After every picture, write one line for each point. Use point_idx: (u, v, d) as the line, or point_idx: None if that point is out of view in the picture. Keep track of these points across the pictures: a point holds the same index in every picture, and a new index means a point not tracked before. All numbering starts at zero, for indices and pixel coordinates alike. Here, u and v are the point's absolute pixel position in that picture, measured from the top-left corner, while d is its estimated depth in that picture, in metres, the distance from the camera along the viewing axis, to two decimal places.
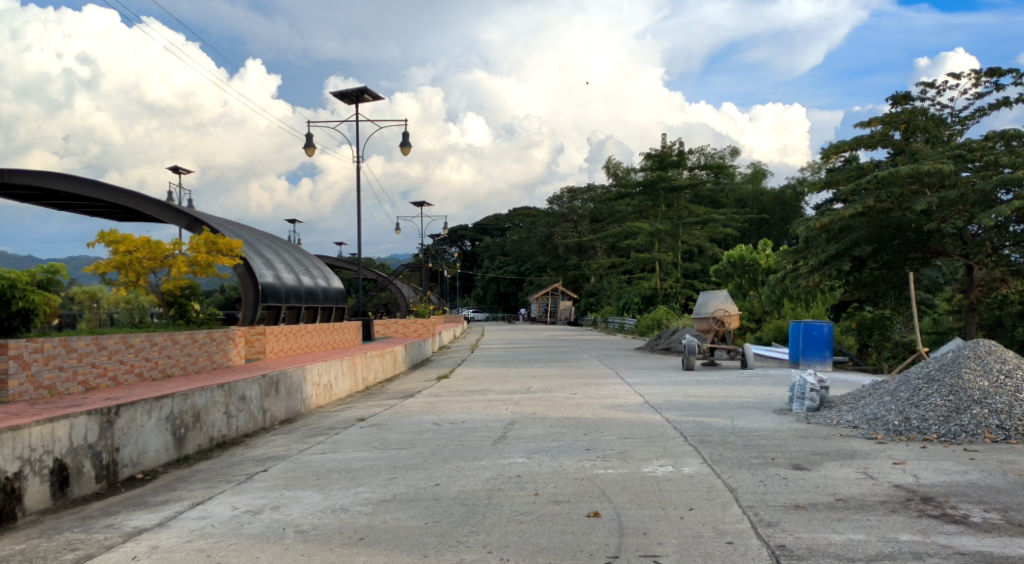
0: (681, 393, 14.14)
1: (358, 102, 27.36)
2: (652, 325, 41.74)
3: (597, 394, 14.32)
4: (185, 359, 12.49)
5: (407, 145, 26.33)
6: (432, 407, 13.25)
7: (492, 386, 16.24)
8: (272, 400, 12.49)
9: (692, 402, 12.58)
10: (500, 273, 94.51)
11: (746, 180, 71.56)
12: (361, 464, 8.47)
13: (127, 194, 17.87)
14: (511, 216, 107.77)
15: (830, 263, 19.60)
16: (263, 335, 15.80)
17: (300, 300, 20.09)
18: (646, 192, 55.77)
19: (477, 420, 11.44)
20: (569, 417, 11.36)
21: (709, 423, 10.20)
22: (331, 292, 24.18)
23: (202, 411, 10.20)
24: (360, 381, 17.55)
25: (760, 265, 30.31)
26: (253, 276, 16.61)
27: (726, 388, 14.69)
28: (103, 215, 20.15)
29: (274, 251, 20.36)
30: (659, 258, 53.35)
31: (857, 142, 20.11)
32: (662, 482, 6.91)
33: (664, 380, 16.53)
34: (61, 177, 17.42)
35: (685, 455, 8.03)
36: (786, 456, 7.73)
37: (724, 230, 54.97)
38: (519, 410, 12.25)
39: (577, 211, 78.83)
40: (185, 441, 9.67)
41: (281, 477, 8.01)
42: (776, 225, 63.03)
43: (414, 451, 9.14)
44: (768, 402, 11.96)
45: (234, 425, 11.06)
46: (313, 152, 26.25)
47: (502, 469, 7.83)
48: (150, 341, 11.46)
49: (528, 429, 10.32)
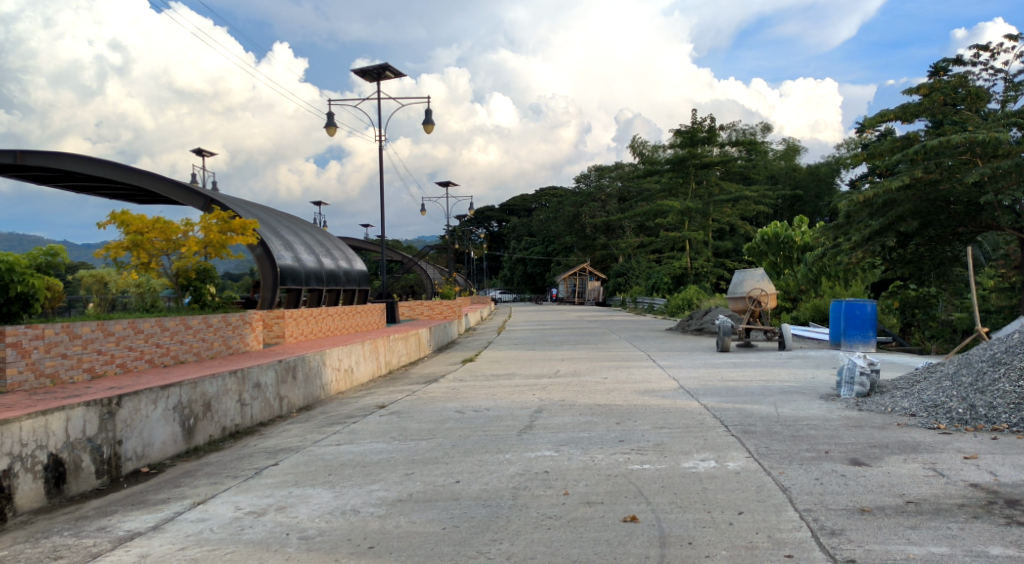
0: (718, 377, 13.43)
1: (380, 79, 26.77)
2: (683, 305, 40.94)
3: (629, 378, 13.66)
4: (199, 345, 12.03)
5: (430, 122, 25.71)
6: (456, 393, 12.68)
7: (519, 370, 15.64)
8: (289, 386, 12.00)
9: (731, 387, 11.86)
10: (528, 254, 93.86)
11: (779, 156, 70.03)
12: (378, 458, 7.89)
13: (145, 175, 17.47)
14: (538, 196, 106.95)
15: (874, 239, 18.59)
16: (281, 319, 15.31)
17: (322, 282, 19.63)
18: (676, 169, 54.65)
19: (502, 407, 10.85)
20: (601, 404, 10.71)
21: (751, 411, 9.49)
22: (354, 274, 23.67)
23: (213, 400, 9.71)
24: (383, 364, 17.09)
25: (795, 242, 29.36)
26: (272, 258, 16.19)
27: (765, 371, 13.95)
28: (122, 197, 19.81)
29: (294, 232, 19.91)
30: (689, 237, 52.39)
31: (903, 110, 19.01)
32: (705, 480, 6.24)
33: (698, 363, 15.82)
34: (75, 157, 17.01)
35: (728, 448, 7.35)
36: (842, 449, 7.02)
37: (756, 207, 53.75)
38: (547, 396, 11.63)
39: (605, 190, 77.82)
40: (195, 431, 9.19)
41: (292, 472, 7.47)
42: (810, 201, 61.62)
43: (435, 442, 8.56)
44: (813, 387, 11.20)
45: (249, 413, 10.59)
46: (335, 131, 25.78)
47: (529, 463, 7.23)
48: (161, 326, 10.99)
49: (557, 417, 9.71)
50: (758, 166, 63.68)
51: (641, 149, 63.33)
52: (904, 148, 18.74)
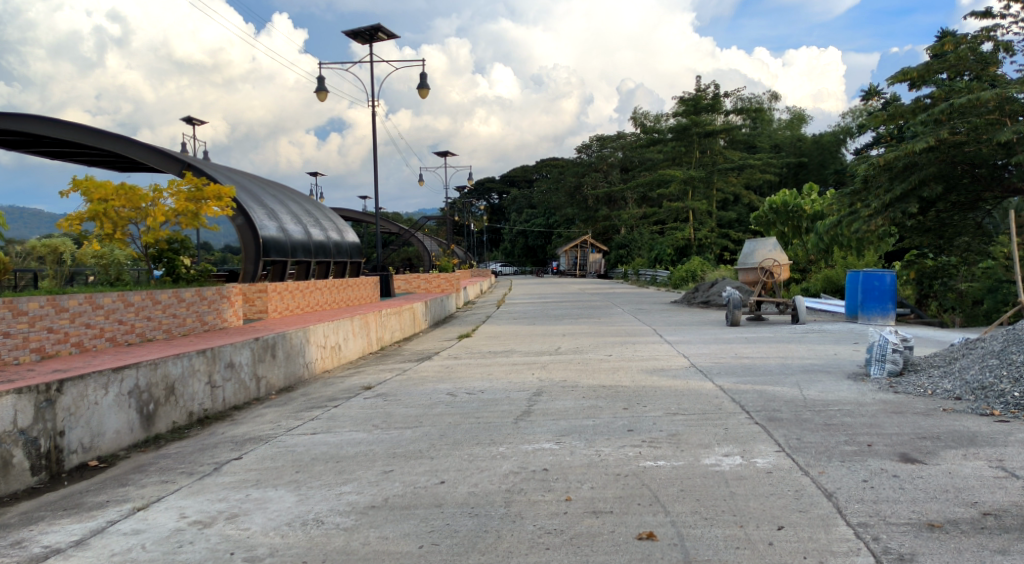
0: (732, 353, 12.48)
1: (372, 41, 25.58)
2: (687, 277, 39.92)
3: (636, 355, 12.72)
4: (170, 321, 11.07)
5: (425, 87, 24.54)
6: (449, 373, 11.75)
7: (517, 347, 14.68)
8: (267, 366, 11.07)
9: (747, 366, 10.92)
10: (529, 226, 92.76)
11: (783, 125, 68.62)
12: (354, 451, 6.93)
13: (120, 140, 16.41)
14: (539, 167, 105.58)
15: (895, 205, 17.40)
16: (264, 293, 14.36)
17: (310, 255, 18.65)
18: (679, 138, 53.39)
19: (498, 389, 9.91)
20: (607, 386, 9.78)
21: (773, 394, 8.53)
22: (346, 245, 22.63)
23: (177, 383, 8.76)
24: (374, 340, 16.16)
25: (805, 211, 28.28)
26: (254, 228, 15.23)
27: (782, 347, 13.00)
28: (100, 163, 18.80)
29: (280, 201, 18.87)
30: (692, 207, 51.34)
31: (926, 67, 17.76)
32: (731, 482, 5.29)
33: (709, 338, 14.88)
34: (43, 120, 15.90)
35: (754, 439, 6.39)
36: (887, 442, 6.06)
37: (762, 176, 52.55)
38: (547, 376, 10.70)
39: (607, 160, 76.46)
40: (156, 418, 8.26)
41: (255, 469, 6.51)
42: (814, 170, 60.47)
43: (420, 432, 7.61)
44: (838, 366, 10.24)
45: (220, 396, 9.66)
46: (325, 96, 24.66)
47: (525, 459, 6.29)
48: (124, 301, 10.03)
49: (557, 402, 8.76)
50: (762, 135, 62.43)
51: (642, 119, 61.98)
52: (928, 108, 17.60)
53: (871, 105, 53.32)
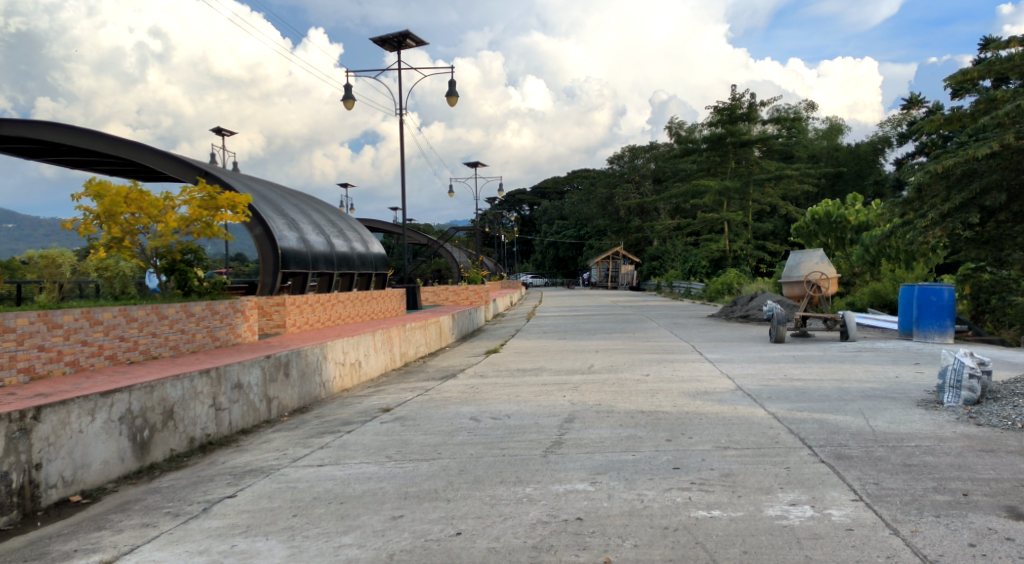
0: (781, 374, 11.49)
1: (399, 48, 25.00)
2: (722, 290, 38.82)
3: (676, 376, 11.82)
4: (177, 337, 10.40)
5: (454, 94, 23.89)
6: (473, 393, 10.92)
7: (548, 364, 13.82)
8: (280, 386, 10.36)
9: (799, 389, 9.95)
10: (560, 237, 91.95)
11: (819, 135, 67.20)
12: (362, 490, 6.12)
13: (137, 148, 15.89)
14: (570, 179, 104.86)
15: (953, 215, 16.29)
16: (282, 306, 13.70)
17: (332, 266, 18.00)
18: (713, 148, 52.33)
19: (525, 414, 9.06)
20: (646, 411, 8.90)
21: (836, 425, 7.57)
22: (371, 256, 21.96)
23: (177, 406, 8.05)
24: (397, 356, 15.42)
25: (849, 221, 27.14)
26: (273, 238, 14.60)
27: (835, 368, 12.00)
28: (120, 172, 18.35)
29: (303, 211, 18.24)
30: (728, 218, 50.17)
31: (987, 67, 16.62)
32: (804, 543, 4.38)
33: (753, 357, 13.90)
34: (57, 127, 15.44)
35: (823, 484, 5.46)
36: (987, 490, 5.11)
37: (799, 186, 51.21)
38: (579, 399, 9.84)
39: (640, 171, 75.51)
40: (151, 446, 7.55)
41: (249, 511, 5.74)
42: (852, 181, 58.93)
43: (437, 465, 6.79)
44: (903, 392, 9.23)
45: (226, 420, 8.95)
46: (351, 105, 24.12)
47: (556, 503, 5.44)
48: (126, 316, 9.37)
49: (590, 430, 7.90)
50: (798, 144, 61.07)
51: (677, 130, 60.94)
52: (989, 111, 16.48)
53: (913, 113, 51.84)
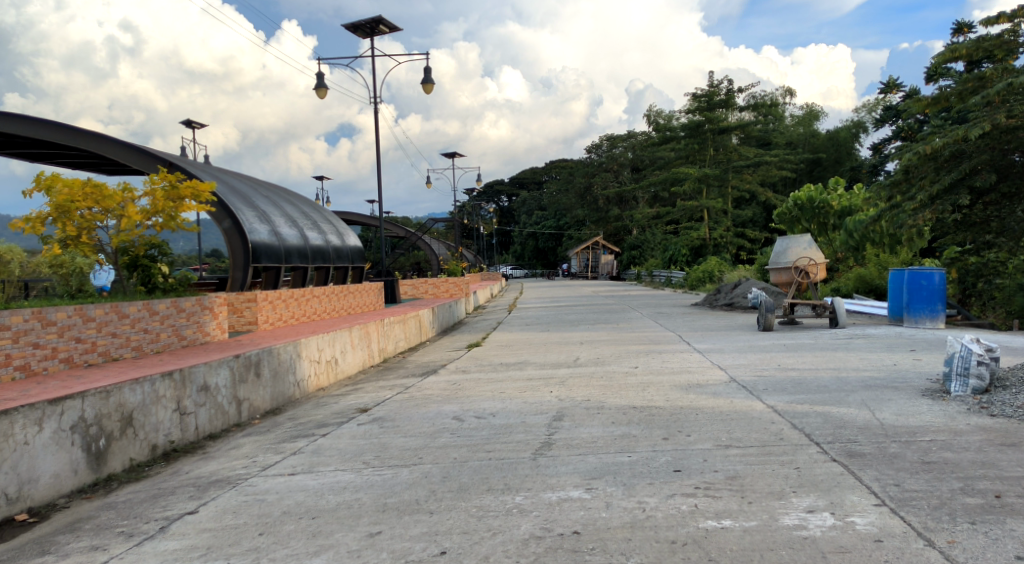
0: (774, 364, 11.08)
1: (373, 35, 24.34)
2: (704, 278, 38.56)
3: (665, 367, 11.38)
4: (140, 337, 9.79)
5: (430, 81, 23.28)
6: (456, 391, 10.41)
7: (532, 358, 13.34)
8: (251, 387, 9.80)
9: (796, 380, 9.52)
10: (540, 228, 91.51)
11: (797, 121, 67.16)
12: (337, 502, 5.60)
13: (97, 138, 15.16)
14: (548, 169, 104.43)
15: (943, 197, 16.00)
16: (253, 302, 13.10)
17: (307, 260, 17.38)
18: (692, 135, 52.03)
19: (512, 412, 8.57)
20: (639, 406, 8.43)
21: (841, 418, 7.14)
22: (347, 249, 21.34)
23: (137, 412, 7.46)
24: (375, 352, 14.88)
25: (832, 207, 26.90)
26: (242, 231, 13.99)
27: (829, 356, 11.63)
28: (84, 166, 17.59)
29: (275, 203, 17.61)
30: (708, 206, 49.90)
31: (976, 44, 16.10)
32: (829, 558, 3.95)
33: (743, 346, 13.51)
34: (10, 117, 14.65)
35: (839, 486, 5.03)
36: (1019, 491, 4.70)
37: (778, 172, 51.08)
38: (566, 395, 9.37)
39: (618, 160, 75.18)
40: (107, 456, 6.97)
41: (211, 529, 5.20)
42: (831, 167, 58.92)
43: (419, 472, 6.28)
44: (905, 381, 8.83)
45: (192, 425, 8.38)
46: (324, 93, 23.45)
47: (551, 514, 4.95)
48: (82, 316, 8.74)
49: (580, 429, 7.41)
50: (776, 131, 61.02)
51: (655, 118, 60.63)
52: (978, 90, 16.17)
53: (889, 99, 51.88)
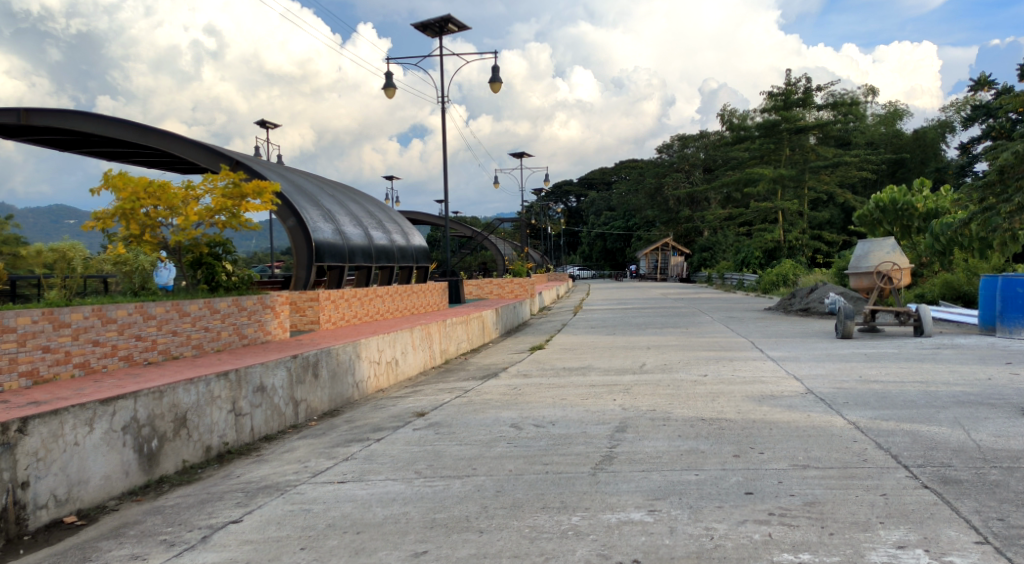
0: (855, 375, 10.40)
1: (441, 34, 24.28)
2: (778, 281, 37.34)
3: (736, 376, 10.82)
4: (201, 335, 9.80)
5: (498, 80, 23.07)
6: (516, 396, 10.09)
7: (596, 363, 12.92)
8: (308, 388, 9.68)
9: (880, 393, 8.87)
10: (608, 229, 90.61)
11: (878, 120, 64.64)
12: (383, 515, 5.34)
13: (168, 137, 15.39)
14: (618, 169, 103.37)
15: None
16: (315, 302, 13.06)
17: (371, 259, 17.34)
18: (767, 135, 50.57)
19: (572, 421, 8.21)
20: (708, 418, 7.94)
21: (932, 438, 6.52)
22: (412, 249, 21.27)
23: (191, 412, 7.39)
24: (437, 354, 14.69)
25: (917, 209, 25.61)
26: (306, 230, 13.97)
27: (915, 367, 10.88)
28: (158, 165, 17.97)
29: (340, 202, 17.63)
30: (783, 208, 48.38)
31: None
32: None
33: (820, 354, 12.81)
34: (85, 116, 15.01)
35: (935, 519, 4.50)
36: None
37: (858, 173, 49.17)
38: (630, 404, 8.95)
39: (689, 160, 73.82)
40: (159, 458, 6.90)
41: (252, 541, 4.99)
42: (915, 168, 56.47)
43: (472, 485, 5.97)
44: (1002, 398, 8.10)
45: (247, 426, 8.29)
46: (392, 93, 23.50)
47: (609, 539, 4.57)
48: (143, 314, 8.77)
49: (644, 442, 6.98)
50: (856, 130, 58.86)
51: (729, 117, 59.19)
52: None
53: (979, 96, 49.35)
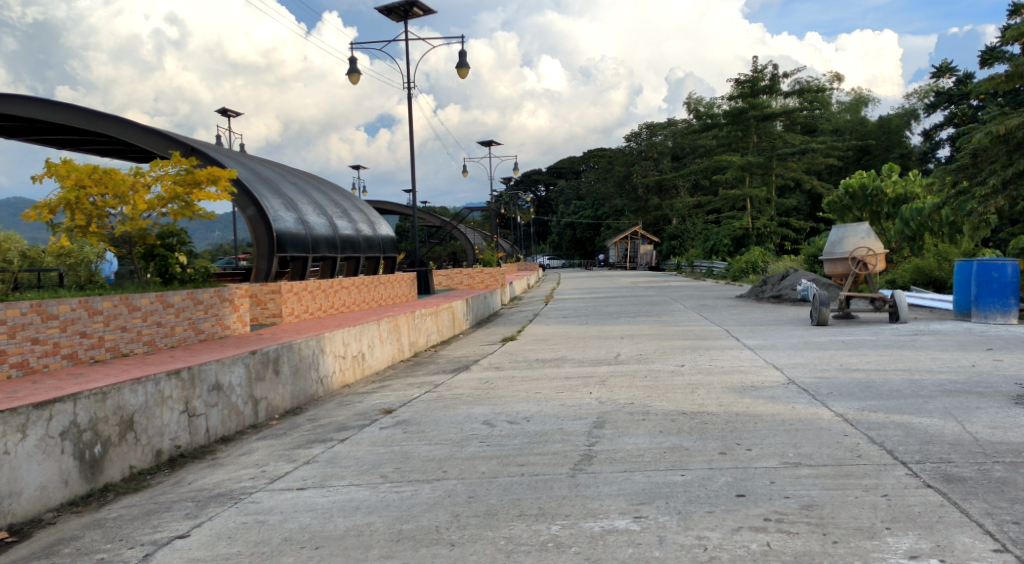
0: (836, 363, 10.13)
1: (406, 18, 23.64)
2: (747, 268, 37.32)
3: (715, 366, 10.50)
4: (152, 331, 9.22)
5: (466, 65, 22.52)
6: (488, 390, 9.66)
7: (570, 353, 12.54)
8: (268, 385, 9.16)
9: (863, 382, 8.59)
10: (577, 218, 90.42)
11: (844, 107, 65.07)
12: (347, 526, 4.89)
13: (119, 123, 14.66)
14: (586, 157, 103.17)
15: (1017, 182, 14.79)
16: (277, 294, 12.51)
17: (336, 250, 16.79)
18: (735, 122, 50.52)
19: (548, 416, 7.81)
20: (689, 412, 7.59)
21: (925, 430, 6.22)
22: (379, 239, 20.72)
23: (139, 414, 6.85)
24: (405, 346, 14.21)
25: (886, 194, 25.62)
26: (267, 219, 13.39)
27: (895, 354, 10.65)
28: (111, 153, 17.23)
29: (303, 190, 17.03)
30: (751, 195, 48.44)
31: None
32: None
33: (797, 342, 12.55)
34: (29, 101, 14.21)
35: (945, 524, 4.17)
36: None
37: (825, 160, 49.38)
38: (607, 397, 8.57)
39: (657, 148, 73.79)
40: (103, 464, 6.36)
41: (200, 559, 4.52)
42: (879, 155, 56.94)
43: (443, 490, 5.54)
44: (990, 386, 7.85)
45: (202, 427, 7.76)
46: (356, 78, 22.83)
47: (594, 552, 4.17)
48: (89, 309, 8.18)
49: (624, 439, 6.59)
50: (822, 118, 59.16)
51: (696, 105, 59.19)
52: None
53: (942, 83, 49.80)
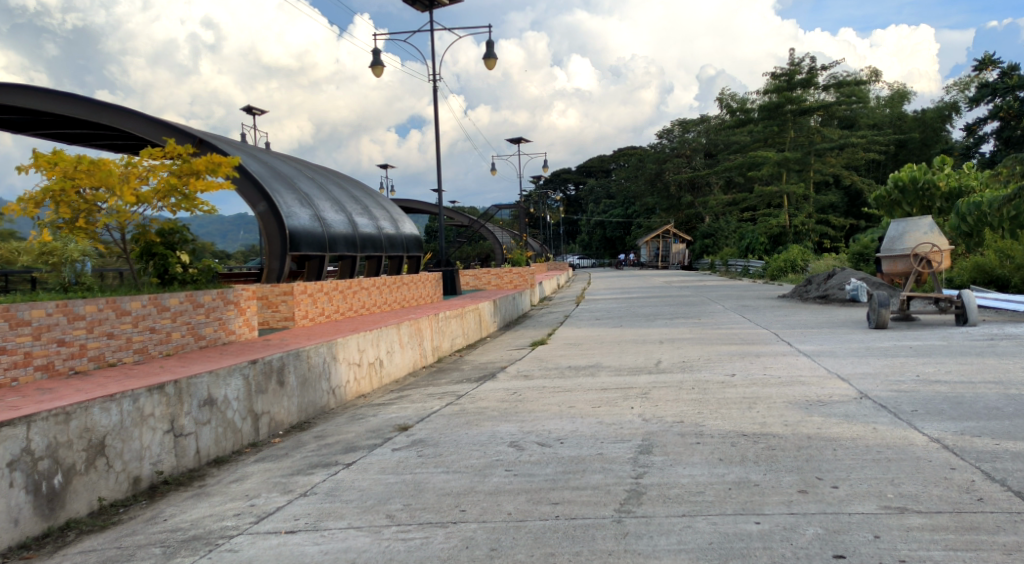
0: (909, 373, 8.92)
1: (431, 7, 22.71)
2: (785, 267, 35.87)
3: (769, 376, 9.35)
4: (145, 337, 8.33)
5: (493, 56, 21.51)
6: (516, 403, 8.61)
7: (606, 360, 11.43)
8: (272, 397, 8.22)
9: (949, 398, 7.41)
10: (608, 216, 89.03)
11: (883, 100, 63.08)
12: None
13: (124, 115, 13.85)
14: (617, 156, 101.74)
15: None
16: (289, 296, 11.60)
17: (355, 248, 15.86)
18: (770, 117, 48.94)
19: (584, 438, 6.74)
20: (750, 434, 6.48)
21: None
22: (403, 237, 19.78)
23: (111, 437, 5.91)
24: (427, 351, 13.20)
25: (938, 187, 24.18)
26: (279, 215, 12.46)
27: (976, 362, 9.40)
28: (123, 147, 16.54)
29: (320, 186, 16.15)
30: (788, 192, 46.81)
31: None
32: None
33: (857, 348, 11.34)
34: (31, 93, 13.45)
35: None
36: None
37: (865, 154, 47.53)
38: (650, 415, 7.47)
39: (690, 145, 72.00)
40: (64, 497, 5.42)
41: None
42: (921, 149, 54.97)
43: (461, 538, 4.51)
44: None
45: (191, 448, 6.82)
46: (378, 71, 21.91)
47: None
48: (69, 314, 7.29)
49: (678, 471, 5.52)
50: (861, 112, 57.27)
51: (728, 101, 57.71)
52: None
53: (987, 74, 47.74)
